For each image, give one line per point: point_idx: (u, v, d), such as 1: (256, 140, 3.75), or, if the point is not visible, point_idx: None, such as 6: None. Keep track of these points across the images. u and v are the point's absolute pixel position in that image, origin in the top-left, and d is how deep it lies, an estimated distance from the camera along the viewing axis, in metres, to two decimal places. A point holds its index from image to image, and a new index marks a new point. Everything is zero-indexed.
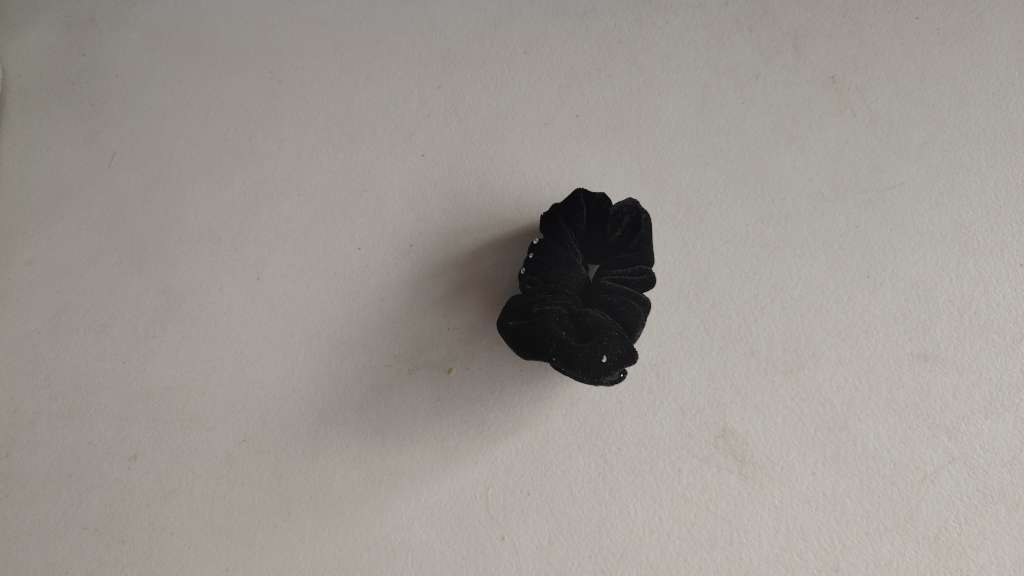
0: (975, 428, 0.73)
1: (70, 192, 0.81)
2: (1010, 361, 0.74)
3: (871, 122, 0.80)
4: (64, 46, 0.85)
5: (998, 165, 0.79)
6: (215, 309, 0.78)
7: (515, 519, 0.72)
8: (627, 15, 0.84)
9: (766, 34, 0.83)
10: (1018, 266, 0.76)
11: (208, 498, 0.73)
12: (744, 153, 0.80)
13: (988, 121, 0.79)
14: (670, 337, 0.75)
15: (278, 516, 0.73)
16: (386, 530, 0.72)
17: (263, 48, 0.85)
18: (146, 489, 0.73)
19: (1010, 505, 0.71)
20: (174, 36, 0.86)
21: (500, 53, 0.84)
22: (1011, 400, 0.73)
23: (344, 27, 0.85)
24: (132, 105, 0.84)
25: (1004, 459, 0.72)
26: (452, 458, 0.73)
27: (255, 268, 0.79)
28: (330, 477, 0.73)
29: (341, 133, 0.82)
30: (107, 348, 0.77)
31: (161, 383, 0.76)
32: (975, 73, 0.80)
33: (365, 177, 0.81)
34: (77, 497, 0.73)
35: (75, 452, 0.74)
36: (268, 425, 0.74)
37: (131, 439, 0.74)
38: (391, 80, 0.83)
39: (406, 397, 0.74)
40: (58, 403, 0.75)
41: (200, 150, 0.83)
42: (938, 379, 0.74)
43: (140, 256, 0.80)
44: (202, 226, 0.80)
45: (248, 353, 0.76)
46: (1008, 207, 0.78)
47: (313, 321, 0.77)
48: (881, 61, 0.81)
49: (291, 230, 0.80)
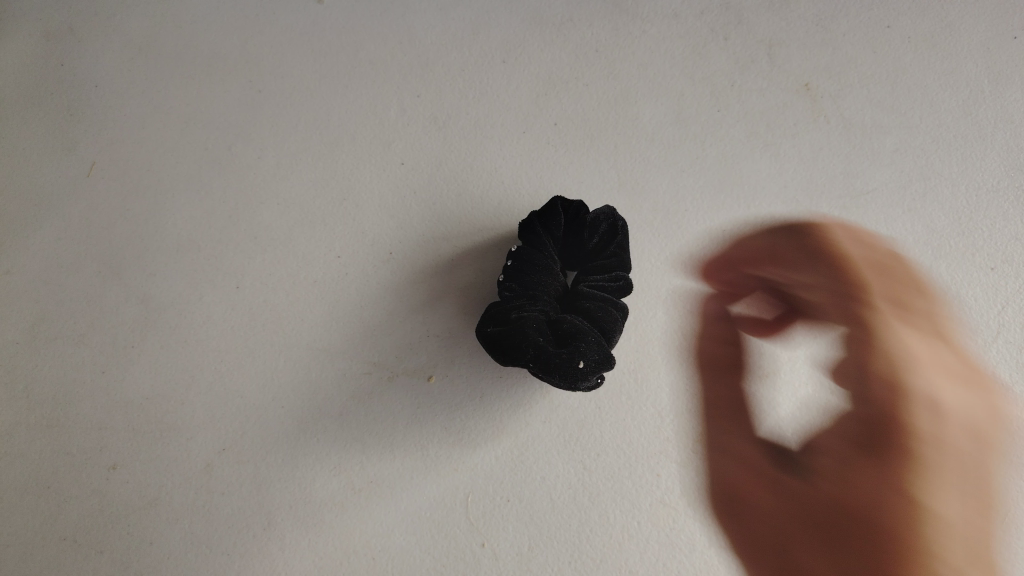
0: (950, 429, 0.73)
1: (49, 203, 0.81)
2: (983, 363, 0.75)
3: (844, 129, 0.81)
4: (43, 57, 0.86)
5: (969, 170, 0.80)
6: (195, 318, 0.78)
7: (495, 525, 0.72)
8: (605, 24, 0.85)
9: (741, 43, 0.84)
10: (990, 269, 0.77)
11: (188, 507, 0.73)
12: (720, 160, 0.81)
13: (959, 128, 0.81)
14: (648, 343, 0.76)
15: (258, 525, 0.72)
16: (366, 537, 0.72)
17: (243, 58, 0.85)
18: (125, 500, 0.73)
19: (985, 505, 0.71)
20: (153, 47, 0.86)
21: (479, 63, 0.84)
22: (984, 401, 0.74)
23: (323, 37, 0.86)
24: (111, 115, 0.84)
25: (979, 460, 0.73)
26: (432, 465, 0.73)
27: (234, 277, 0.79)
28: (310, 485, 0.73)
29: (320, 143, 0.83)
30: (86, 358, 0.77)
31: (141, 393, 0.76)
32: (945, 80, 0.82)
33: (344, 186, 0.81)
34: (55, 508, 0.73)
35: (53, 463, 0.74)
36: (248, 434, 0.74)
37: (110, 450, 0.74)
38: (371, 89, 0.84)
39: (386, 404, 0.75)
40: (36, 414, 0.75)
41: (180, 160, 0.83)
42: (913, 382, 0.75)
43: (119, 266, 0.80)
44: (181, 235, 0.80)
45: (228, 362, 0.76)
46: (979, 212, 0.79)
47: (292, 329, 0.77)
48: (853, 69, 0.83)
49: (271, 238, 0.80)
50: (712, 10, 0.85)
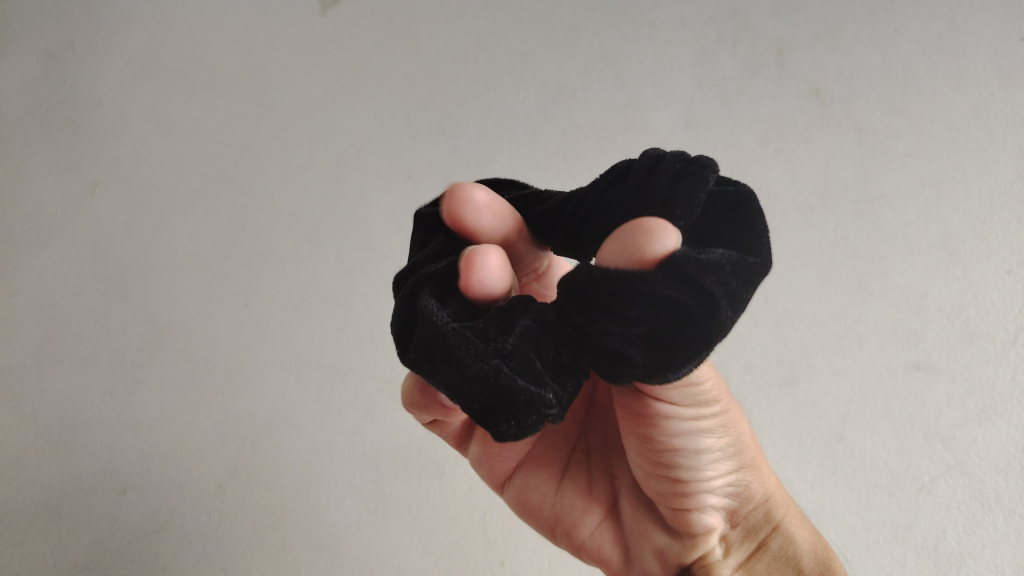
0: (969, 435, 0.71)
1: (54, 222, 0.82)
2: (1002, 368, 0.71)
3: (856, 134, 0.80)
4: (48, 76, 0.87)
5: (982, 173, 0.77)
6: (201, 337, 0.77)
7: (515, 543, 0.68)
8: (611, 32, 0.84)
9: (750, 48, 0.83)
10: (1005, 273, 0.74)
11: (201, 531, 0.70)
12: (731, 167, 0.81)
13: (970, 130, 0.78)
14: None
15: (272, 548, 0.69)
16: (384, 558, 0.69)
17: (246, 72, 0.85)
18: (137, 524, 0.71)
19: (1006, 511, 0.67)
20: (155, 63, 0.87)
21: (485, 73, 0.84)
22: (1004, 406, 0.70)
23: (326, 50, 0.85)
24: (116, 136, 0.85)
25: (1000, 466, 0.69)
26: (448, 483, 0.71)
27: (242, 295, 0.78)
28: (324, 505, 0.71)
29: (327, 156, 0.82)
30: (93, 380, 0.76)
31: (149, 414, 0.75)
32: (955, 82, 0.79)
33: (351, 199, 0.80)
34: (64, 534, 0.71)
35: (63, 488, 0.72)
36: (260, 455, 0.73)
37: (121, 473, 0.73)
38: (377, 101, 0.83)
39: (399, 421, 0.73)
40: (43, 438, 0.74)
41: (185, 175, 0.83)
42: (931, 389, 0.73)
43: (126, 286, 0.79)
44: (188, 253, 0.80)
45: (237, 381, 0.75)
46: (993, 215, 0.76)
47: (300, 346, 0.76)
48: (864, 73, 0.81)
49: (278, 255, 0.79)
50: (720, 14, 0.83)
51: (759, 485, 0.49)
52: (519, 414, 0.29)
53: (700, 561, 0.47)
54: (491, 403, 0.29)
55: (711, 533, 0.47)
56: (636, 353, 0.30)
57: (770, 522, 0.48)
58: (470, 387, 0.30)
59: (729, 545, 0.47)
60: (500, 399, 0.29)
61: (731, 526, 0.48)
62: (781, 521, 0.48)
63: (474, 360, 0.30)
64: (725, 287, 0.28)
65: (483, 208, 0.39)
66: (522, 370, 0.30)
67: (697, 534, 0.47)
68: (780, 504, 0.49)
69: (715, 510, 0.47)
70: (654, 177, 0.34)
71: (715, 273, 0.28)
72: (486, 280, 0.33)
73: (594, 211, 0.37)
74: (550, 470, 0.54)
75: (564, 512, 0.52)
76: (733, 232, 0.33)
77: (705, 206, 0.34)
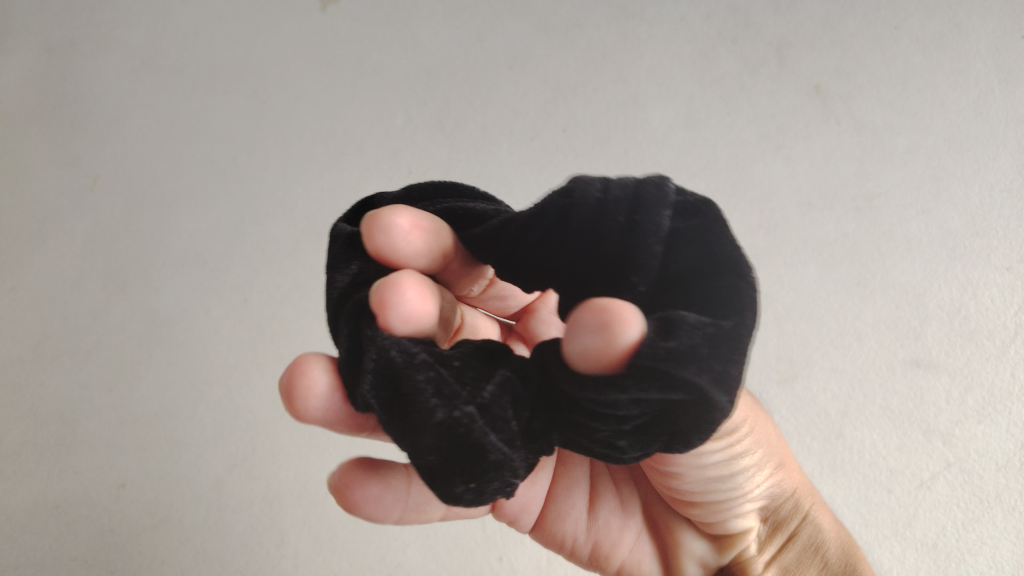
0: (969, 432, 0.70)
1: (54, 217, 0.82)
2: (1002, 365, 0.71)
3: (856, 132, 0.80)
4: (47, 72, 0.87)
5: (982, 170, 0.77)
6: (202, 333, 0.77)
7: (512, 538, 0.69)
8: (612, 28, 0.84)
9: (751, 45, 0.82)
10: (1005, 270, 0.73)
11: (200, 526, 0.71)
12: (732, 164, 0.81)
13: (969, 127, 0.78)
14: None
15: (271, 542, 0.70)
16: (381, 553, 0.69)
17: (246, 68, 0.85)
18: (136, 519, 0.71)
19: (1006, 508, 0.68)
20: (155, 59, 0.87)
21: (485, 70, 0.84)
22: (1003, 402, 0.70)
23: (326, 47, 0.85)
24: (117, 132, 0.85)
25: (999, 463, 0.69)
26: None
27: (241, 290, 0.78)
28: (322, 501, 0.71)
29: (327, 152, 0.82)
30: (92, 375, 0.76)
31: (148, 410, 0.75)
32: (955, 79, 0.79)
33: (352, 196, 0.81)
34: (62, 530, 0.71)
35: (61, 483, 0.72)
36: (258, 450, 0.73)
37: (119, 468, 0.73)
38: (376, 98, 0.83)
39: None
40: (42, 433, 0.74)
41: (185, 172, 0.83)
42: (932, 386, 0.72)
43: (125, 281, 0.79)
44: (187, 248, 0.80)
45: (235, 377, 0.75)
46: (992, 212, 0.75)
47: (299, 342, 0.76)
48: (863, 70, 0.81)
49: (277, 251, 0.79)
50: (720, 11, 0.83)
51: (788, 481, 0.53)
52: (481, 473, 0.31)
53: (735, 561, 0.51)
54: (460, 453, 0.30)
55: (746, 535, 0.50)
56: (629, 443, 0.31)
57: (798, 513, 0.53)
58: (433, 439, 0.30)
59: (762, 543, 0.51)
60: (469, 449, 0.30)
61: (762, 525, 0.51)
62: (807, 511, 0.53)
63: (444, 408, 0.30)
64: (708, 372, 0.28)
65: (408, 234, 0.37)
66: (497, 428, 0.31)
67: (734, 536, 0.50)
68: (805, 494, 0.54)
69: (750, 514, 0.50)
70: (605, 214, 0.33)
71: (695, 360, 0.28)
72: (409, 317, 0.33)
73: (552, 251, 0.36)
74: (578, 490, 0.51)
75: (602, 538, 0.51)
76: (698, 282, 0.31)
77: (674, 249, 0.32)
